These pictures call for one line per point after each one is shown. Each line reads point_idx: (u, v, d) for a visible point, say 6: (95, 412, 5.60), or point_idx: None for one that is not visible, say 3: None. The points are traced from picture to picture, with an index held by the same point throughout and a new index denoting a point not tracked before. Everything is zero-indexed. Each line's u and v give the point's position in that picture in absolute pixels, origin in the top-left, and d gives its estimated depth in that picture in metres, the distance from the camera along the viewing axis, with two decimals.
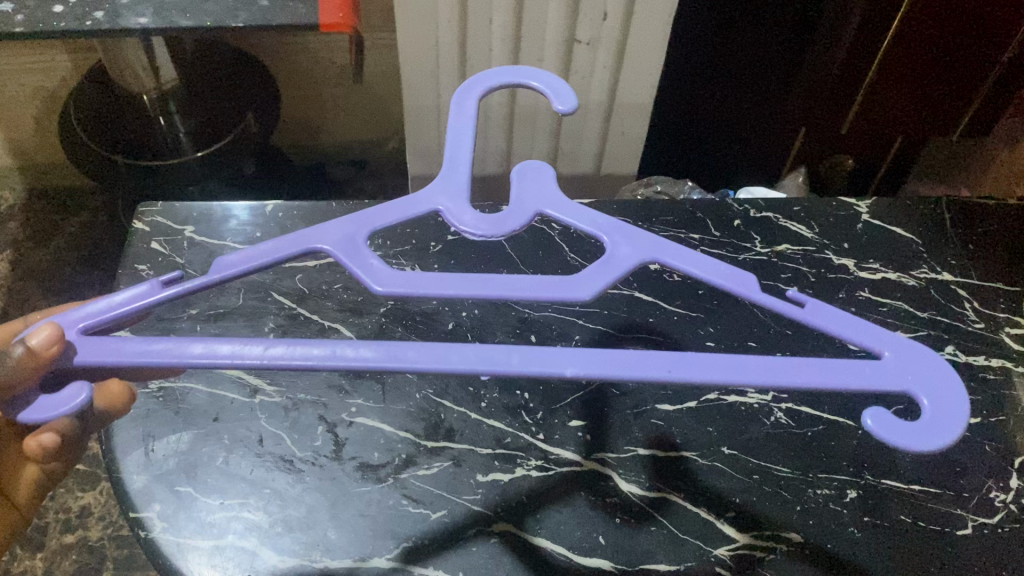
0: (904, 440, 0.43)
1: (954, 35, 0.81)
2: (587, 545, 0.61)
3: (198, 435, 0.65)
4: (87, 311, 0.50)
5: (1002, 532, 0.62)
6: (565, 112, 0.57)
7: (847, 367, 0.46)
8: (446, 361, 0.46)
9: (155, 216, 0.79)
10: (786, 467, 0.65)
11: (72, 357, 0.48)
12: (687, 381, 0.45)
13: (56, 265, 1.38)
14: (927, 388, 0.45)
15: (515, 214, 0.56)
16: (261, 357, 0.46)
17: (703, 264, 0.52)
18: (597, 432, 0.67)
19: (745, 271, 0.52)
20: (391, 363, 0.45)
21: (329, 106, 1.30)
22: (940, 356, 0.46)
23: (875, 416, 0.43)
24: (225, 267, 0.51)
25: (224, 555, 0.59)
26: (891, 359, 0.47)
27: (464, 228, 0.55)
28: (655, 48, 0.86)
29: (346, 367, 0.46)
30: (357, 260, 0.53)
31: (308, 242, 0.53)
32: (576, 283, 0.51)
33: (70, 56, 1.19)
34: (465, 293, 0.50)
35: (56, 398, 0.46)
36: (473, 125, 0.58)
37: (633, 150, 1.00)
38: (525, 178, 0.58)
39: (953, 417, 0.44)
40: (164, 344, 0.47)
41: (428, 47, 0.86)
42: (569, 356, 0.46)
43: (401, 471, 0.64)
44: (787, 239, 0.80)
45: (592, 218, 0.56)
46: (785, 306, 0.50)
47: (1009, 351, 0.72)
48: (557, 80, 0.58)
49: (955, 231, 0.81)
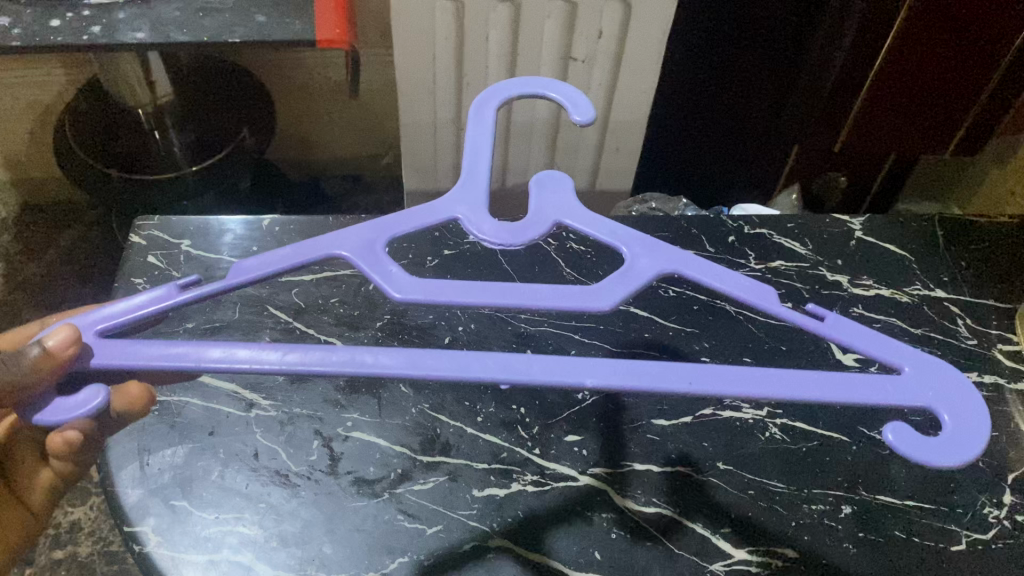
0: (923, 454, 0.43)
1: (948, 55, 0.82)
2: (583, 559, 0.61)
3: (194, 449, 0.65)
4: (104, 315, 0.50)
5: (995, 548, 0.63)
6: (583, 124, 0.57)
7: (868, 379, 0.46)
8: (465, 368, 0.46)
9: (151, 229, 0.79)
10: (781, 482, 0.65)
11: (88, 360, 0.48)
12: (706, 394, 0.46)
13: (49, 280, 1.38)
14: (948, 405, 0.46)
15: (535, 222, 0.56)
16: (278, 363, 0.47)
17: (721, 276, 0.53)
18: (594, 447, 0.67)
19: (763, 284, 0.52)
20: (410, 370, 0.46)
21: (324, 122, 1.30)
22: (961, 371, 0.47)
23: (895, 430, 0.44)
24: (244, 272, 0.52)
25: (219, 569, 0.59)
26: (910, 373, 0.47)
27: (484, 238, 0.56)
28: (651, 67, 0.86)
29: (363, 372, 0.46)
30: (376, 266, 0.53)
31: (327, 247, 0.54)
32: (594, 293, 0.51)
33: (66, 70, 1.19)
34: (481, 301, 0.51)
35: (72, 401, 0.46)
36: (490, 132, 0.58)
37: (629, 165, 1.00)
38: (545, 187, 0.58)
39: (975, 435, 0.44)
40: (183, 349, 0.47)
41: (426, 65, 0.86)
42: (589, 368, 0.46)
43: (397, 486, 0.64)
44: (781, 255, 0.80)
45: (609, 227, 0.56)
46: (804, 320, 0.50)
47: (1001, 367, 0.73)
48: (577, 92, 0.59)
49: (946, 247, 0.82)
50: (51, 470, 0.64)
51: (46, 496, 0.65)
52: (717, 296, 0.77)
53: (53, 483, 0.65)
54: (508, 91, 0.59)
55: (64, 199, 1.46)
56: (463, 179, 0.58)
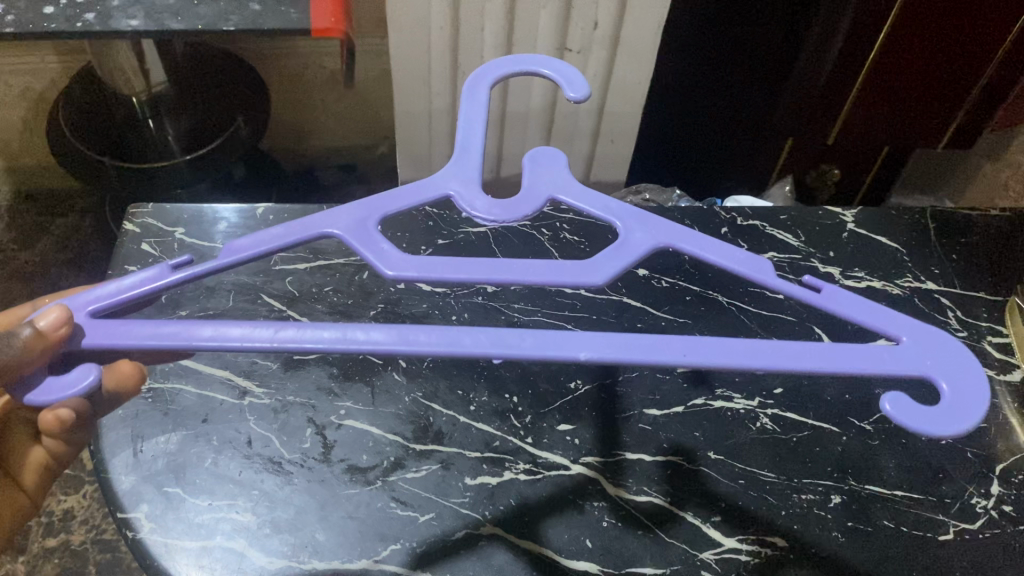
0: (922, 424, 0.43)
1: (941, 49, 0.82)
2: (574, 547, 0.62)
3: (188, 436, 0.65)
4: (95, 295, 0.50)
5: (982, 538, 0.63)
6: (577, 100, 0.57)
7: (865, 350, 0.47)
8: (459, 343, 0.46)
9: (145, 217, 0.79)
10: (771, 472, 0.66)
11: (79, 340, 0.48)
12: (702, 366, 0.46)
13: (43, 268, 1.38)
14: (947, 373, 0.46)
15: (527, 199, 0.56)
16: (271, 340, 0.47)
17: (717, 249, 0.53)
18: (586, 436, 0.67)
19: (760, 256, 0.52)
20: (404, 347, 0.46)
21: (319, 110, 1.30)
22: (959, 340, 0.47)
23: (894, 401, 0.44)
24: (235, 251, 0.52)
25: (212, 556, 0.59)
26: (908, 343, 0.48)
27: (476, 214, 0.56)
28: (645, 58, 0.86)
29: (357, 349, 0.47)
30: (369, 244, 0.53)
31: (319, 226, 0.53)
32: (589, 268, 0.52)
33: (59, 57, 1.19)
34: (476, 277, 0.51)
35: (64, 381, 0.47)
36: (484, 112, 0.58)
37: (623, 156, 1.00)
38: (537, 165, 0.58)
39: (974, 403, 0.45)
40: (174, 328, 0.47)
41: (421, 54, 0.86)
42: (584, 341, 0.46)
43: (389, 474, 0.64)
44: (773, 246, 0.80)
45: (605, 202, 0.56)
46: (802, 291, 0.50)
47: (991, 360, 0.73)
48: (570, 69, 0.59)
49: (937, 239, 0.82)
50: (42, 448, 0.65)
51: (37, 475, 0.65)
52: (709, 287, 0.77)
53: (44, 462, 0.65)
54: (501, 70, 0.59)
55: (56, 188, 1.46)
56: (456, 157, 0.58)
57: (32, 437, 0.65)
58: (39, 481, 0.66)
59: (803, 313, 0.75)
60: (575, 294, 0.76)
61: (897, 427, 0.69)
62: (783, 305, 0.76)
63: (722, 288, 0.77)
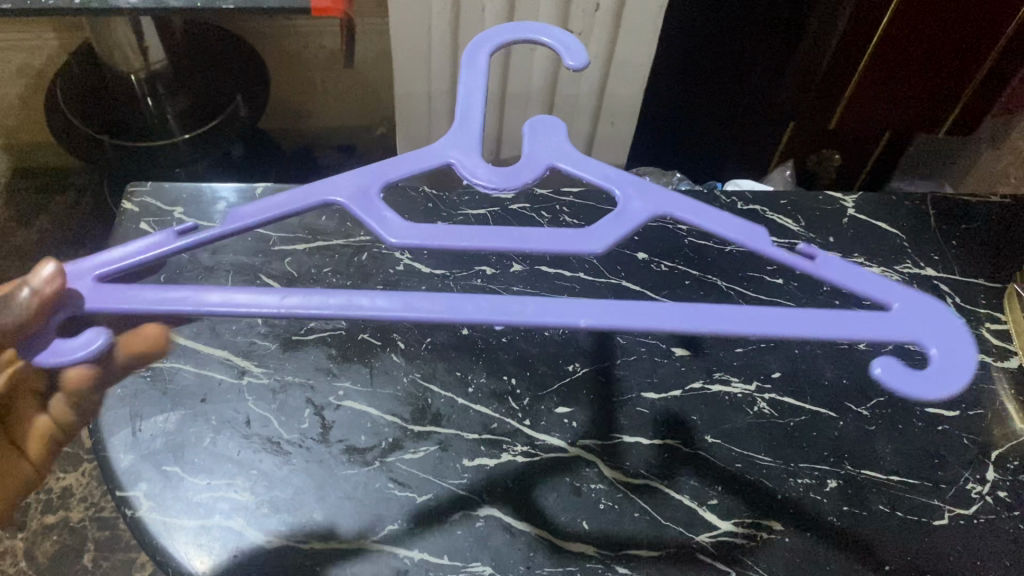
0: (908, 388, 0.44)
1: (944, 34, 0.82)
2: (571, 529, 0.62)
3: (187, 416, 0.65)
4: (98, 262, 0.50)
5: (977, 523, 0.64)
6: (576, 69, 0.57)
7: (859, 316, 0.47)
8: (460, 312, 0.46)
9: (143, 195, 0.79)
10: (768, 456, 0.66)
11: (82, 303, 0.48)
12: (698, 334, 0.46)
13: (41, 246, 1.38)
14: (937, 339, 0.46)
15: (528, 166, 0.56)
16: (278, 307, 0.47)
17: (713, 217, 0.53)
18: (583, 419, 0.68)
19: (757, 224, 0.52)
20: (408, 313, 0.46)
21: (318, 91, 1.29)
22: (949, 307, 0.47)
23: (884, 366, 0.44)
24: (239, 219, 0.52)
25: (210, 535, 0.60)
26: (901, 310, 0.48)
27: (477, 181, 0.55)
28: (647, 41, 0.86)
29: (362, 317, 0.47)
30: (371, 213, 0.53)
31: (321, 195, 0.53)
32: (587, 236, 0.51)
33: (57, 35, 1.18)
34: (476, 246, 0.51)
35: (71, 343, 0.47)
36: (483, 86, 0.58)
37: (623, 139, 1.00)
38: (537, 133, 0.57)
39: (959, 369, 0.45)
40: (178, 294, 0.47)
41: (421, 35, 0.86)
42: (583, 309, 0.46)
43: (387, 455, 0.64)
44: (772, 232, 0.80)
45: (604, 170, 0.56)
46: (796, 259, 0.50)
47: (988, 347, 0.74)
48: (569, 37, 0.58)
49: (937, 225, 0.82)
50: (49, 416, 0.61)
51: (43, 444, 0.61)
52: (709, 271, 0.77)
53: (49, 430, 0.61)
54: (501, 39, 0.59)
55: (53, 166, 1.45)
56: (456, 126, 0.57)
57: (40, 403, 0.61)
58: (45, 452, 0.61)
59: (802, 298, 0.75)
60: (574, 276, 0.76)
61: (894, 413, 0.69)
62: (782, 290, 0.76)
63: (722, 272, 0.77)
